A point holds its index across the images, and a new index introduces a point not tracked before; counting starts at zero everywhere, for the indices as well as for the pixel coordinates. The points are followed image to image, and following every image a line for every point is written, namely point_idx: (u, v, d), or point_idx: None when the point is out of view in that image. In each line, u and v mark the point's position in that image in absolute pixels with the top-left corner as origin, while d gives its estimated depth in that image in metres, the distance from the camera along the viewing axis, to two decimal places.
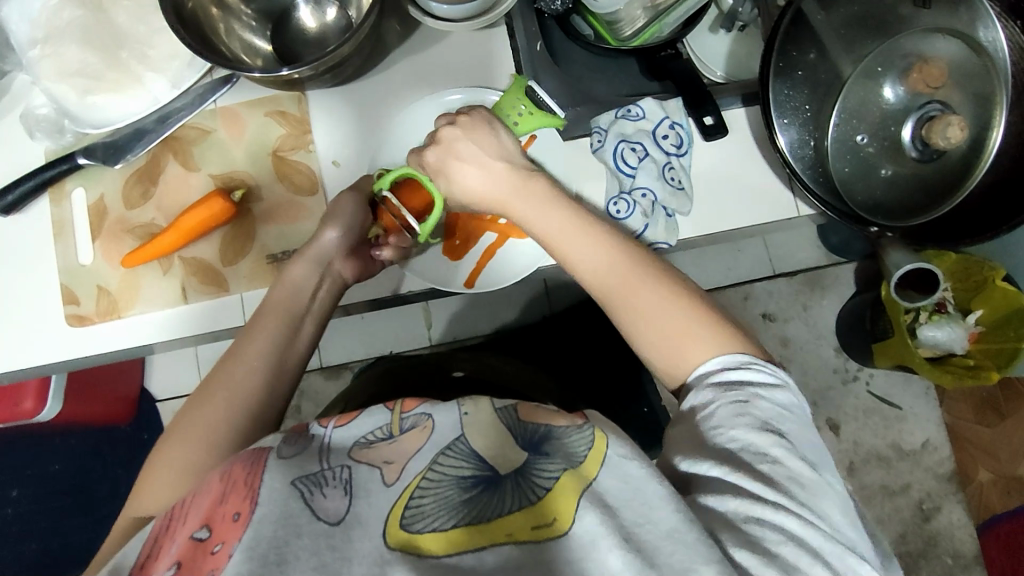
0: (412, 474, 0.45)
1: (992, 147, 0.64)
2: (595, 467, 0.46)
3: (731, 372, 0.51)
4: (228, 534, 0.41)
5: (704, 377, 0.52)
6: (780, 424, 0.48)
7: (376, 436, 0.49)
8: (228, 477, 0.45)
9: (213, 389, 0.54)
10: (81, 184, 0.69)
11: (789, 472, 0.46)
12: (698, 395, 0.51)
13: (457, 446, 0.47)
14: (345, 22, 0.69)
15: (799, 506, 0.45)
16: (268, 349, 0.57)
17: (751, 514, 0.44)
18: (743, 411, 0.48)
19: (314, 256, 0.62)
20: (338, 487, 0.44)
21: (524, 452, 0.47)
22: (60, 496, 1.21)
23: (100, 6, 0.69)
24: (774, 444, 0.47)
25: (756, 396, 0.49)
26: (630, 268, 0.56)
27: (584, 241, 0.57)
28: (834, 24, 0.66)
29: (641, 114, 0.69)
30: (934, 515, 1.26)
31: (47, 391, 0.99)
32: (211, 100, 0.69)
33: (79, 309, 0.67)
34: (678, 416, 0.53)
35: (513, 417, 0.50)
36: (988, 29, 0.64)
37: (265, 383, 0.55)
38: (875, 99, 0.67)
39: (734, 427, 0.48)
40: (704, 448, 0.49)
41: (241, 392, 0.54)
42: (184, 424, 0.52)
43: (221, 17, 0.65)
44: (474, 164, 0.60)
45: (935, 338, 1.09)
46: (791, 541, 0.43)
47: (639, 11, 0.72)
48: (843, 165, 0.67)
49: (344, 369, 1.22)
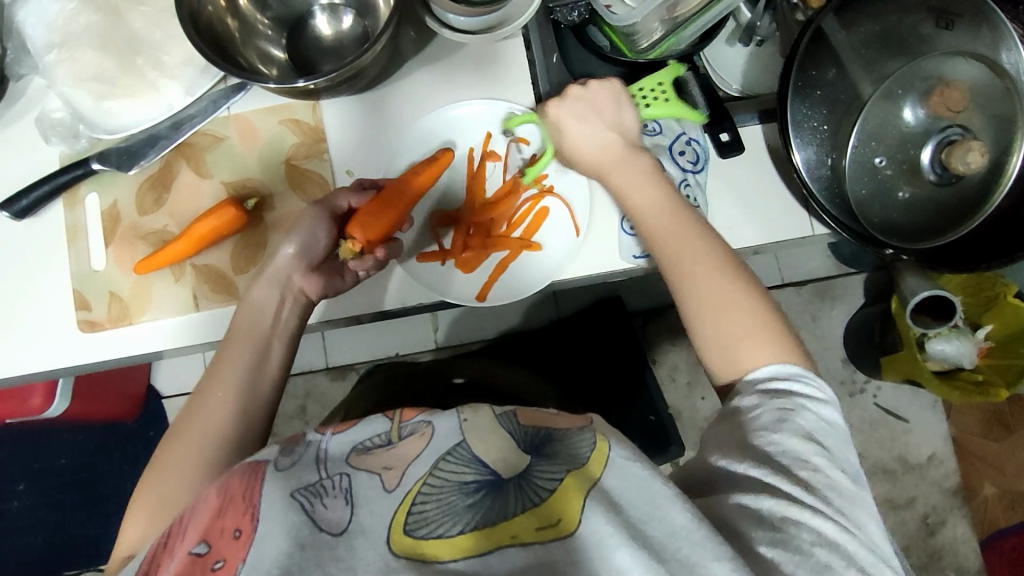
0: (412, 479, 0.45)
1: (1011, 172, 0.63)
2: (600, 466, 0.45)
3: (776, 379, 0.51)
4: (229, 552, 0.41)
5: (753, 382, 0.52)
6: (822, 436, 0.48)
7: (376, 441, 0.49)
8: (224, 491, 0.45)
9: (180, 430, 0.54)
10: (94, 189, 0.69)
11: (830, 482, 0.47)
12: (743, 399, 0.51)
13: (458, 451, 0.46)
14: (361, 30, 0.69)
15: (837, 513, 0.45)
16: (229, 372, 0.57)
17: (788, 515, 0.44)
18: (787, 418, 0.48)
19: (274, 273, 0.61)
20: (338, 496, 0.44)
21: (526, 457, 0.46)
22: (67, 490, 1.22)
23: (116, 11, 0.69)
24: (815, 453, 0.47)
25: (802, 407, 0.49)
26: (693, 234, 0.59)
27: (651, 189, 0.61)
28: (853, 43, 0.65)
29: (659, 129, 0.69)
30: (937, 529, 1.26)
31: (55, 389, 1.00)
32: (226, 107, 0.69)
33: (92, 315, 0.67)
34: (720, 417, 0.52)
35: (514, 422, 0.49)
36: (1011, 52, 0.62)
37: (220, 411, 0.55)
38: (894, 120, 0.67)
39: (777, 431, 0.48)
40: (747, 449, 0.48)
41: (201, 417, 0.54)
42: (162, 464, 0.52)
43: (238, 27, 0.65)
44: (581, 121, 0.64)
45: (943, 353, 1.06)
46: (825, 544, 0.43)
47: (657, 24, 0.68)
48: (860, 187, 0.66)
49: (350, 370, 1.22)
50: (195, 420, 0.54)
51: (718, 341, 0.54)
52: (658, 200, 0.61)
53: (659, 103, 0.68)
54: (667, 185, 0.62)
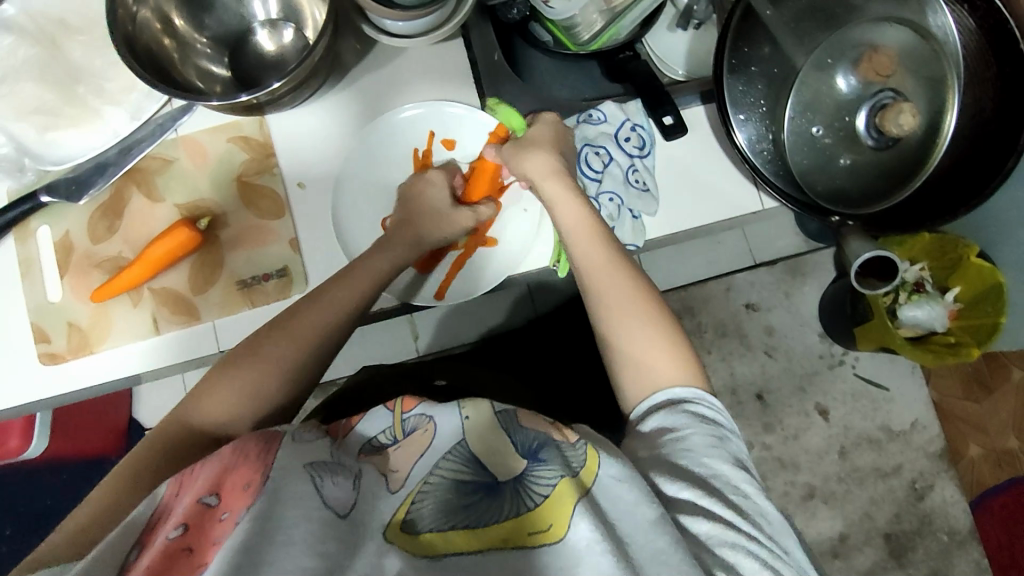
0: (414, 480, 0.48)
1: (947, 131, 0.65)
2: (591, 477, 0.46)
3: (707, 406, 0.52)
4: (235, 503, 0.41)
5: (667, 400, 0.52)
6: (747, 462, 0.50)
7: (382, 440, 0.53)
8: (238, 449, 0.45)
9: (269, 340, 0.57)
10: (45, 222, 0.69)
11: (759, 509, 0.48)
12: (667, 420, 0.51)
13: (456, 451, 0.51)
14: (302, 42, 0.69)
15: (768, 539, 0.46)
16: (330, 312, 0.59)
17: (726, 538, 0.45)
18: (719, 444, 0.49)
19: (370, 271, 0.62)
20: (347, 479, 0.46)
21: (524, 460, 0.48)
22: (54, 531, 1.20)
23: (54, 41, 0.69)
24: (743, 479, 0.49)
25: (729, 434, 0.51)
26: (620, 274, 0.59)
27: (618, 276, 0.59)
28: (784, 19, 0.67)
29: (603, 117, 0.71)
30: (927, 493, 1.27)
31: (32, 428, 1.03)
32: (173, 129, 0.69)
33: (52, 347, 0.67)
34: (640, 435, 0.52)
35: (513, 422, 0.53)
36: (937, 14, 0.64)
37: (313, 345, 0.57)
38: (826, 90, 0.67)
39: (710, 456, 0.49)
40: (678, 469, 0.48)
41: (296, 351, 0.57)
42: (234, 368, 0.55)
43: (175, 48, 0.65)
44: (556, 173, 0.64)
45: (915, 319, 1.09)
46: (763, 569, 0.44)
47: (596, 16, 0.74)
48: (802, 156, 0.67)
49: (330, 386, 1.22)
50: (285, 340, 0.57)
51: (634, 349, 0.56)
52: (609, 263, 0.60)
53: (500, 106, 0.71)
54: (629, 271, 0.60)
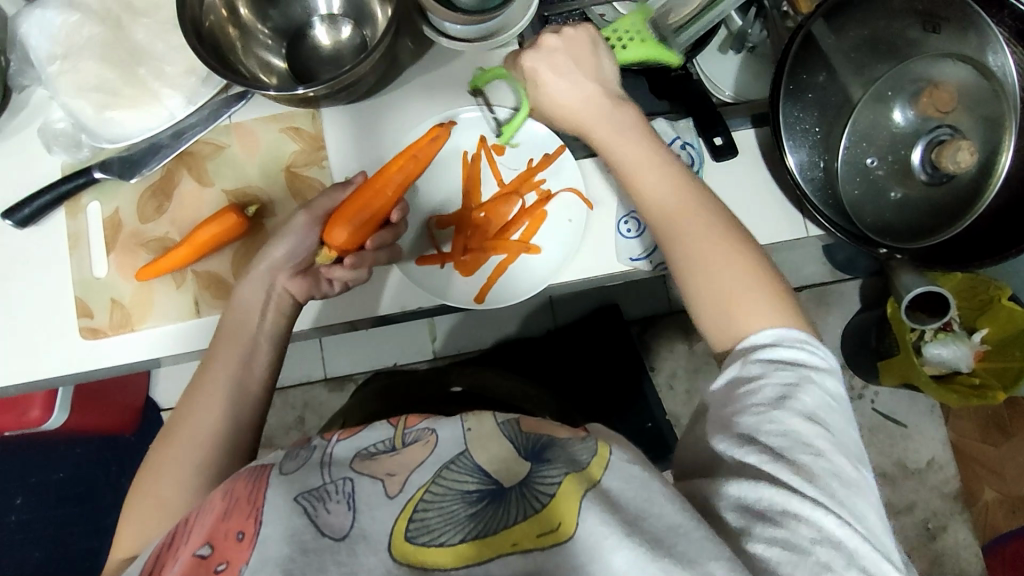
0: (415, 486, 0.44)
1: (1001, 170, 0.65)
2: (600, 469, 0.45)
3: (786, 353, 0.49)
4: (232, 554, 0.40)
5: (757, 351, 0.50)
6: (826, 415, 0.48)
7: (380, 447, 0.49)
8: (228, 494, 0.45)
9: (178, 426, 0.55)
10: (96, 198, 0.70)
11: (833, 467, 0.46)
12: (742, 369, 0.50)
13: (461, 461, 0.46)
14: (360, 40, 0.70)
15: (838, 505, 0.44)
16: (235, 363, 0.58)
17: (788, 508, 0.44)
18: (793, 395, 0.47)
19: (258, 274, 0.61)
20: (343, 501, 0.43)
21: (528, 463, 0.45)
22: (66, 504, 1.21)
23: (119, 23, 0.70)
24: (818, 435, 0.47)
25: (810, 380, 0.48)
26: (694, 214, 0.56)
27: (656, 171, 0.57)
28: (844, 48, 0.67)
29: (653, 134, 0.70)
30: (939, 534, 1.25)
31: (54, 400, 1.00)
32: (227, 116, 0.70)
33: (93, 322, 0.68)
34: (713, 389, 0.52)
35: (516, 428, 0.49)
36: (998, 54, 0.65)
37: (231, 402, 0.56)
38: (884, 121, 0.68)
39: (779, 410, 0.47)
40: (744, 430, 0.48)
41: (221, 406, 0.56)
42: (158, 461, 0.53)
43: (238, 36, 0.66)
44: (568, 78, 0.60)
45: (941, 356, 1.07)
46: (825, 541, 0.43)
47: (650, 31, 0.70)
48: (853, 187, 0.67)
49: (349, 381, 1.22)
50: (192, 417, 0.55)
51: (718, 308, 0.53)
52: (650, 156, 0.58)
53: (636, 45, 0.68)
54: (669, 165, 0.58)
